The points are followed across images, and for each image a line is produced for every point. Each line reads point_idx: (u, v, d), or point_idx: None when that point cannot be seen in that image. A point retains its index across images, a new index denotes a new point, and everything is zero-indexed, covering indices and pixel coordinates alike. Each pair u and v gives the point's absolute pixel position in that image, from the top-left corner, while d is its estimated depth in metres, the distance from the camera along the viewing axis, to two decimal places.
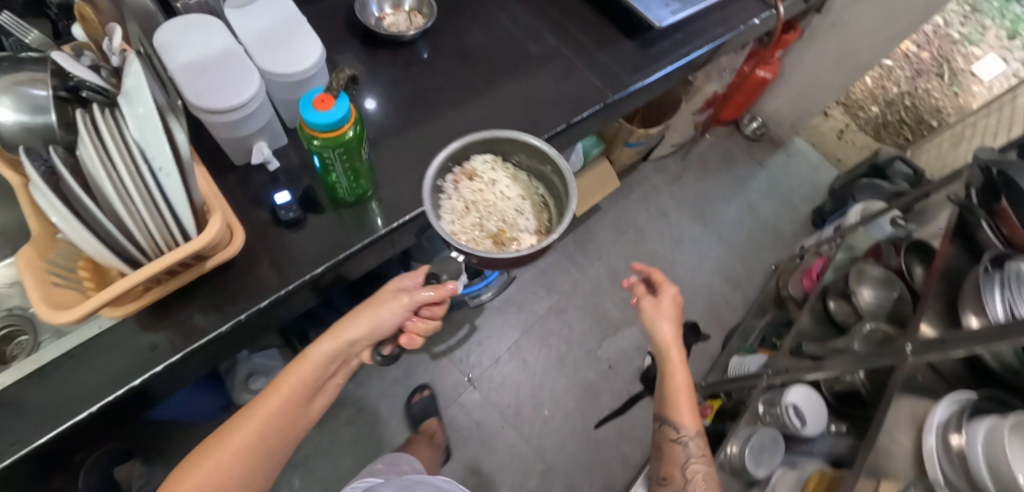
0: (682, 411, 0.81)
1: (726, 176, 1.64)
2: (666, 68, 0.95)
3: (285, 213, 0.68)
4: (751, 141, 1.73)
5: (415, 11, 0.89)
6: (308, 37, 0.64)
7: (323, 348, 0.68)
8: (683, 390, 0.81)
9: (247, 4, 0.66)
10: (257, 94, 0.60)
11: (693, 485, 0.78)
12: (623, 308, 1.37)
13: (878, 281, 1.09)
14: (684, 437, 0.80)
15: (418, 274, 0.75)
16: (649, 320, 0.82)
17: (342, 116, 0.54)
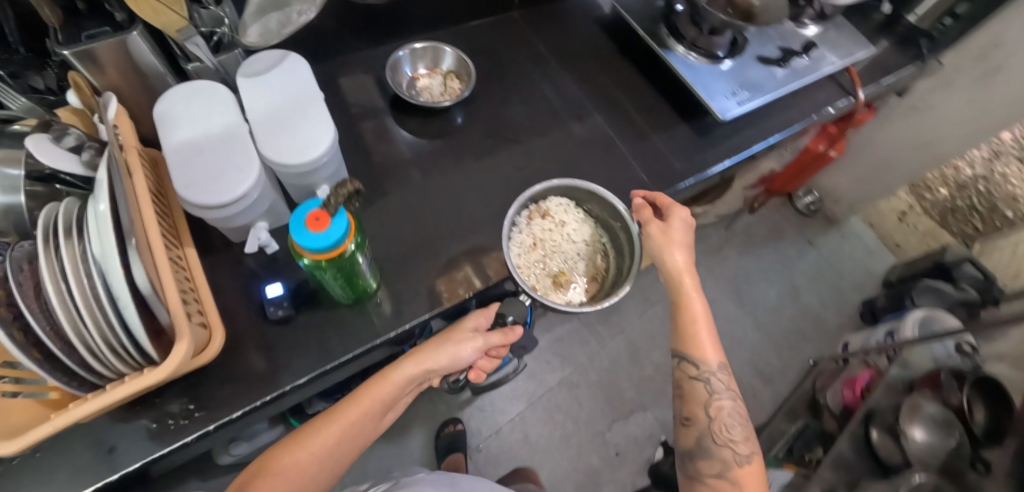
0: (700, 340, 0.62)
1: (771, 254, 1.52)
2: (723, 162, 0.85)
3: (274, 310, 0.62)
4: (802, 216, 1.60)
5: (452, 75, 0.83)
6: (323, 119, 0.57)
7: (405, 371, 0.64)
8: (701, 312, 0.62)
9: (262, 73, 0.59)
10: (256, 185, 0.54)
11: (717, 426, 0.60)
12: (640, 390, 1.27)
13: (934, 422, 0.95)
14: (705, 373, 0.61)
15: (489, 314, 0.69)
16: (653, 250, 0.64)
17: (340, 235, 0.47)
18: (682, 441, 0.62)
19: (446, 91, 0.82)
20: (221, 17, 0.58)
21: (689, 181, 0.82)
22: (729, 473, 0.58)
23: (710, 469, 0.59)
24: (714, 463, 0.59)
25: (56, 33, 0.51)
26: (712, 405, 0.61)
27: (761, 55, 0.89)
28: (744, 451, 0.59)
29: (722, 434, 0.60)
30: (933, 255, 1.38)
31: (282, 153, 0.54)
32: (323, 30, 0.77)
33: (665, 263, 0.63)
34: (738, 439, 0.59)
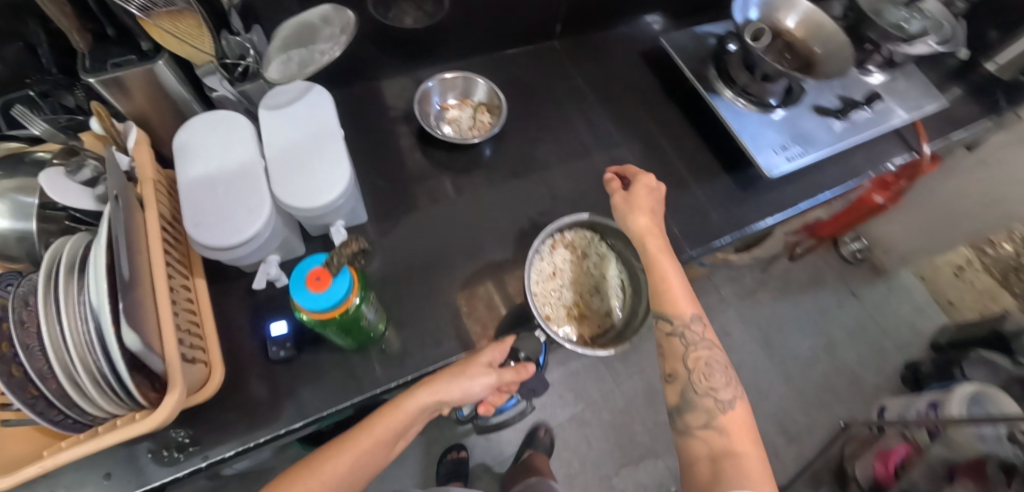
0: (671, 293, 0.59)
1: (809, 302, 1.43)
2: (765, 220, 0.79)
3: (275, 351, 0.61)
4: (846, 264, 1.50)
5: (483, 107, 0.80)
6: (341, 160, 0.55)
7: (416, 401, 0.58)
8: (668, 265, 0.61)
9: (285, 105, 0.57)
10: (266, 227, 0.52)
11: (697, 376, 0.57)
12: (654, 436, 1.21)
13: None
14: (679, 328, 0.58)
15: (506, 348, 0.62)
16: (619, 214, 0.64)
17: (342, 292, 0.45)
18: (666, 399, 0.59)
19: (477, 125, 0.80)
20: (248, 43, 0.57)
21: (725, 239, 0.76)
22: (715, 422, 0.55)
23: (696, 422, 0.55)
24: (699, 414, 0.55)
25: (84, 59, 0.50)
26: (692, 358, 0.58)
27: (819, 104, 0.82)
28: (726, 399, 0.56)
29: (703, 383, 0.57)
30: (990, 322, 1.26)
31: (294, 196, 0.52)
32: (357, 54, 0.76)
33: (633, 230, 0.63)
34: (718, 386, 0.56)
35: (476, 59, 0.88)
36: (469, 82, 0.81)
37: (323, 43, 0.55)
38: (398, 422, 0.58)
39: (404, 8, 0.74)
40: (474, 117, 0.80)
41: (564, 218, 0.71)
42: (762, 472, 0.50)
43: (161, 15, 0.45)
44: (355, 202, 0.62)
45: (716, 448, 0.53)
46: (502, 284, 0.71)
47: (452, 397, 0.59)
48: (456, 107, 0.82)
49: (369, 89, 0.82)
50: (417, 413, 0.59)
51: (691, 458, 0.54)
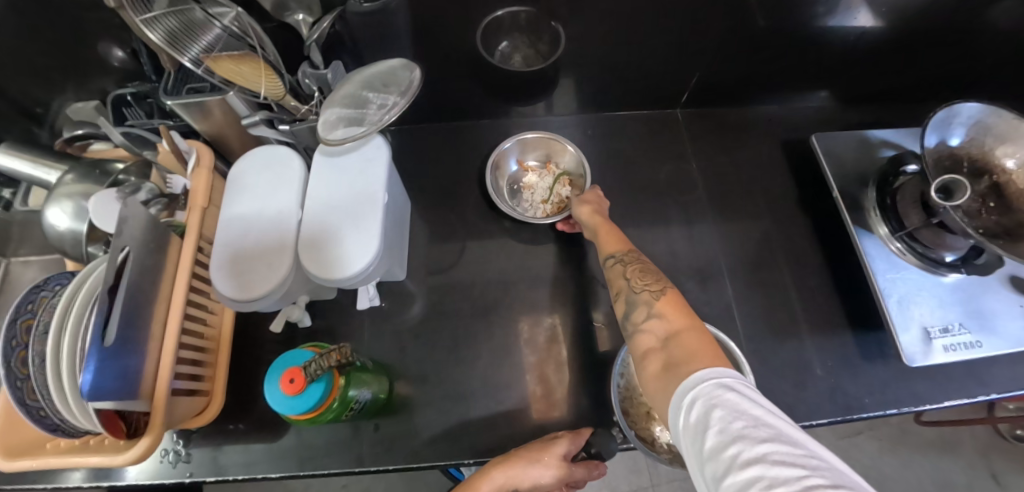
0: (603, 239, 0.56)
1: (929, 470, 1.12)
2: (887, 408, 0.60)
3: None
4: (997, 438, 1.14)
5: (563, 177, 0.72)
6: (371, 232, 0.50)
7: (492, 483, 0.51)
8: (604, 225, 0.58)
9: (338, 155, 0.54)
10: (281, 285, 0.49)
11: (630, 282, 0.49)
12: None
13: None
14: (616, 255, 0.53)
15: (582, 441, 0.54)
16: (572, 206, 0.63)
17: (316, 398, 0.43)
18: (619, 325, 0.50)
19: (549, 201, 0.72)
20: (326, 77, 0.54)
21: (821, 420, 0.59)
22: (654, 309, 0.45)
23: (637, 318, 0.46)
24: (637, 314, 0.46)
25: (168, 77, 0.50)
26: (628, 271, 0.51)
27: (1021, 276, 0.60)
28: (653, 288, 0.48)
29: (636, 283, 0.49)
30: None
31: (317, 265, 0.49)
32: (450, 93, 0.71)
33: (581, 221, 0.60)
34: (650, 281, 0.49)
35: (579, 114, 0.78)
36: (557, 146, 0.73)
37: (374, 110, 0.51)
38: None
39: (515, 43, 0.65)
40: (548, 191, 0.72)
41: None
42: (709, 346, 0.40)
43: (220, 58, 0.46)
44: (387, 266, 0.58)
45: (660, 336, 0.43)
46: (527, 385, 0.63)
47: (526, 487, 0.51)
48: (533, 174, 0.74)
49: (457, 127, 0.77)
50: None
51: (640, 357, 0.44)
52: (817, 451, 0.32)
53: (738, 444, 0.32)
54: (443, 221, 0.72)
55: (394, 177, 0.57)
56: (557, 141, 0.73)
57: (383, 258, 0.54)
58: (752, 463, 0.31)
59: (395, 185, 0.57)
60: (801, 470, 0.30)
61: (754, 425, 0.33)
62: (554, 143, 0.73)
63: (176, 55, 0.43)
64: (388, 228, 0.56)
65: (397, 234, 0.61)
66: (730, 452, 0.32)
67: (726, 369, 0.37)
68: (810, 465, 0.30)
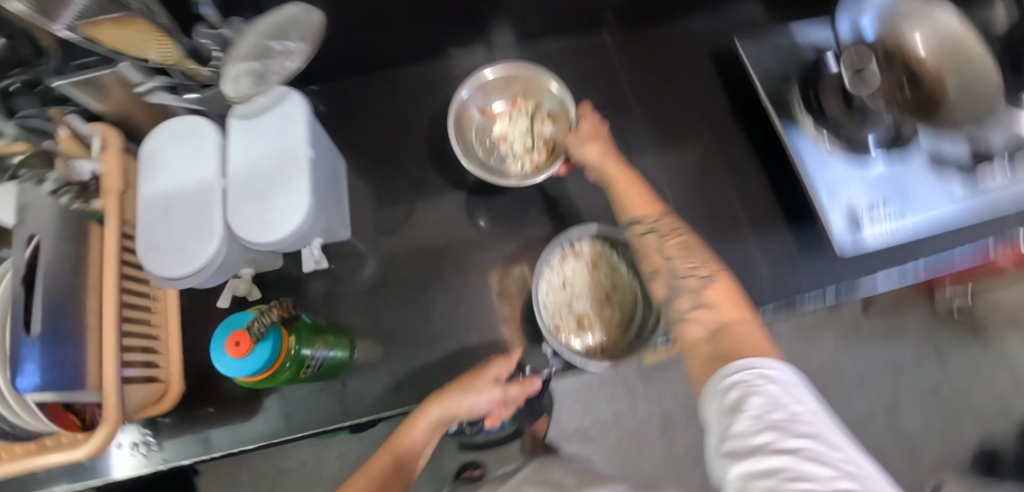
0: (628, 198, 0.56)
1: (880, 354, 1.20)
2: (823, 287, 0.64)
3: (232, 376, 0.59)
4: (937, 317, 1.23)
5: (540, 114, 0.69)
6: (302, 190, 0.49)
7: (429, 417, 0.56)
8: (617, 166, 0.58)
9: (256, 114, 0.51)
10: (218, 254, 0.49)
11: (673, 262, 0.51)
12: (660, 468, 1.13)
13: None
14: (648, 222, 0.54)
15: (512, 363, 0.60)
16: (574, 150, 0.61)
17: (265, 361, 0.44)
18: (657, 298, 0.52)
19: (534, 145, 0.69)
20: (226, 35, 0.50)
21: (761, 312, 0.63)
22: (703, 298, 0.47)
23: (682, 303, 0.48)
24: (684, 297, 0.48)
25: (49, 58, 0.47)
26: (667, 245, 0.52)
27: None
28: (706, 272, 0.49)
29: (684, 265, 0.50)
30: None
31: (252, 230, 0.48)
32: (366, 46, 0.67)
33: (589, 162, 0.60)
34: (698, 263, 0.50)
35: (508, 52, 0.76)
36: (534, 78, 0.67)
37: (286, 60, 0.48)
38: (418, 439, 0.56)
39: None
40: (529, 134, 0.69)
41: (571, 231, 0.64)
42: (760, 339, 0.41)
43: (100, 24, 0.41)
44: (325, 222, 0.57)
45: (709, 327, 0.44)
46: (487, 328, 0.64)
47: (464, 414, 0.57)
48: (506, 114, 0.70)
49: (384, 79, 0.74)
50: (432, 429, 0.57)
51: (687, 346, 0.45)
52: (854, 457, 0.32)
53: (770, 432, 0.33)
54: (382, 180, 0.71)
55: (319, 127, 0.55)
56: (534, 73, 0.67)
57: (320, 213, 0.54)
58: (782, 453, 0.32)
59: (320, 136, 0.56)
60: (832, 471, 0.31)
61: (791, 419, 0.34)
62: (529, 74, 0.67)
63: (46, 24, 0.38)
64: (319, 182, 0.55)
65: (332, 190, 0.60)
66: (760, 439, 0.33)
67: (775, 362, 0.38)
68: (844, 469, 0.31)
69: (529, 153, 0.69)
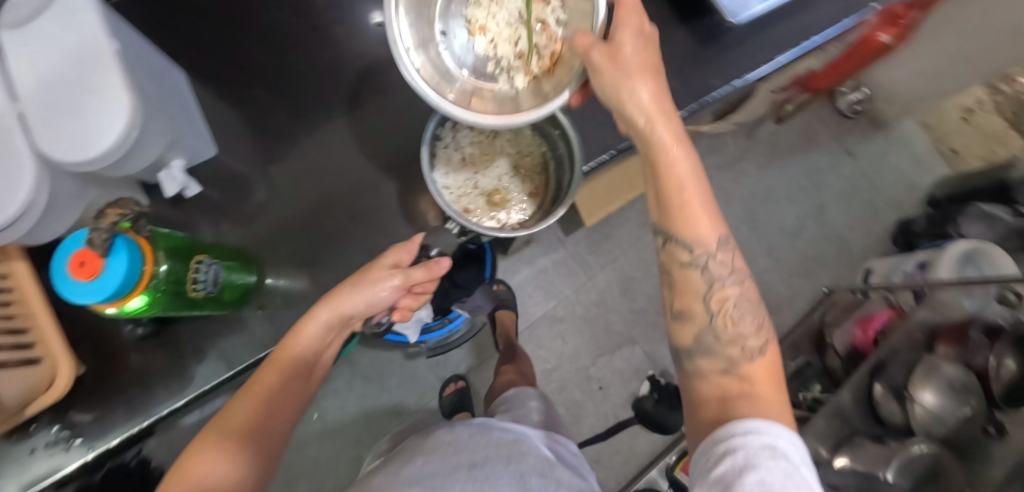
0: (689, 212, 0.48)
1: (798, 167, 1.30)
2: (733, 83, 0.70)
3: (132, 328, 0.64)
4: (842, 118, 1.33)
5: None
6: (110, 105, 0.48)
7: (318, 319, 0.59)
8: (664, 129, 0.48)
9: (32, 22, 0.50)
10: (38, 193, 0.49)
11: (721, 320, 0.48)
12: (630, 323, 1.20)
13: (948, 387, 0.85)
14: (700, 257, 0.48)
15: (412, 247, 0.62)
16: (610, 83, 0.48)
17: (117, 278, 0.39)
18: (678, 344, 0.51)
19: (537, 34, 0.59)
20: None
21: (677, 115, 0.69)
22: (738, 370, 0.46)
23: (714, 367, 0.47)
24: (720, 359, 0.47)
25: None
26: (711, 297, 0.49)
27: None
28: (755, 345, 0.47)
29: (729, 329, 0.48)
30: (995, 170, 1.17)
31: (66, 148, 0.48)
32: None
33: (638, 110, 0.49)
34: (748, 332, 0.48)
35: None
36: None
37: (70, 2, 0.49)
38: (309, 345, 0.59)
39: None
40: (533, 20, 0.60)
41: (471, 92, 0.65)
42: (781, 406, 0.42)
43: None
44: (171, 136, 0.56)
45: (731, 390, 0.45)
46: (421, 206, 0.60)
47: (356, 310, 0.61)
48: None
49: None
50: (323, 333, 0.60)
51: (700, 402, 0.46)
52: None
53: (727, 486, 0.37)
54: None
55: (130, 32, 0.53)
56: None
57: (156, 123, 0.54)
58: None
59: (137, 42, 0.54)
60: None
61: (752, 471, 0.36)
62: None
63: None
64: (148, 92, 0.54)
65: (172, 97, 0.59)
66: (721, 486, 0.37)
67: (763, 431, 0.38)
68: None
69: (530, 47, 0.59)
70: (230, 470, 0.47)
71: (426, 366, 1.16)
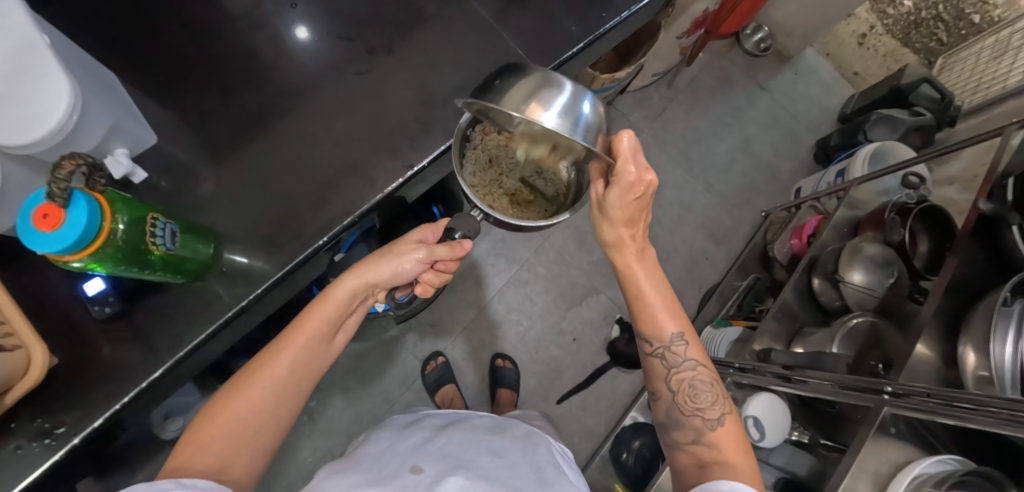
0: (651, 320, 0.65)
1: (720, 107, 1.40)
2: (621, 15, 0.74)
3: (99, 309, 0.57)
4: (752, 57, 1.45)
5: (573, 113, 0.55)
6: (55, 81, 0.49)
7: (345, 287, 0.61)
8: (635, 258, 0.64)
9: None
10: None
11: (682, 398, 0.65)
12: (592, 274, 1.28)
13: (872, 263, 0.94)
14: (660, 349, 0.65)
15: (439, 228, 0.66)
16: (594, 220, 0.65)
17: (83, 226, 0.43)
18: (659, 416, 0.68)
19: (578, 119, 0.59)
20: None
21: (577, 47, 0.72)
22: (704, 438, 0.61)
23: (685, 438, 0.62)
24: (688, 431, 0.63)
25: None
26: (674, 381, 0.66)
27: None
28: (714, 415, 0.63)
29: (689, 403, 0.64)
30: (891, 79, 1.29)
31: (5, 130, 0.47)
32: None
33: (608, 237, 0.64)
34: (705, 405, 0.63)
35: None
36: (569, 99, 0.53)
37: None
38: (332, 312, 0.61)
39: None
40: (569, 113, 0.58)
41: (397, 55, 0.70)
42: (741, 450, 0.59)
43: None
44: (113, 117, 0.56)
45: (696, 456, 0.60)
46: (357, 160, 0.65)
47: (381, 278, 0.63)
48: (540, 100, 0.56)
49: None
50: (347, 300, 0.62)
51: (681, 469, 0.62)
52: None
53: None
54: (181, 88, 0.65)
55: (48, 24, 0.53)
56: (566, 104, 0.52)
57: (94, 103, 0.54)
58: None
59: (55, 33, 0.53)
60: None
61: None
62: (557, 94, 0.53)
63: None
64: (79, 77, 0.54)
65: (110, 85, 0.59)
66: None
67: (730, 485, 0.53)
68: None
69: None
70: (255, 417, 0.55)
71: (404, 349, 1.19)
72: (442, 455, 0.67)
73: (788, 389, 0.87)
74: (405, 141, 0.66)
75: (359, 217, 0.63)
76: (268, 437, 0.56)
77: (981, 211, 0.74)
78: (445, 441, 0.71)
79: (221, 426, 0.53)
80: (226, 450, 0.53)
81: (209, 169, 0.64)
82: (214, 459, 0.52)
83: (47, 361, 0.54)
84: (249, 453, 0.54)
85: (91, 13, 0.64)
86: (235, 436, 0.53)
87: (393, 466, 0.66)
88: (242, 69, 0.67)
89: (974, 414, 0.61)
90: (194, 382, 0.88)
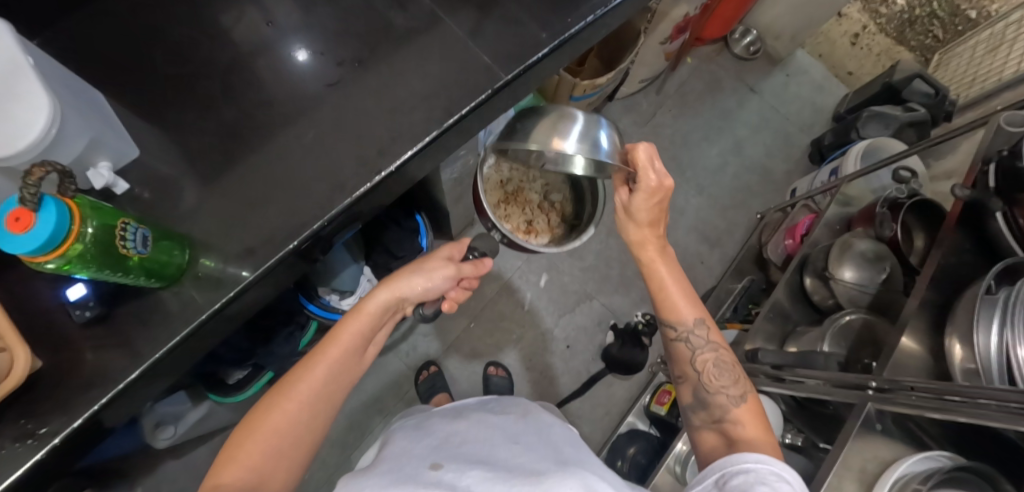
0: (675, 306, 0.71)
1: (710, 112, 1.40)
2: (586, 19, 0.75)
3: (80, 313, 0.58)
4: (742, 61, 1.45)
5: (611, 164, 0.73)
6: (38, 95, 0.52)
7: (379, 301, 0.62)
8: (657, 254, 0.71)
9: None
10: None
11: (707, 377, 0.69)
12: (584, 279, 1.28)
13: (865, 259, 0.92)
14: (684, 333, 0.71)
15: (463, 245, 0.70)
16: (621, 222, 0.72)
17: (54, 226, 0.46)
18: (683, 399, 0.71)
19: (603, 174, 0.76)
20: None
21: (543, 51, 0.72)
22: (729, 416, 0.65)
23: (711, 415, 0.67)
24: (714, 410, 0.67)
25: None
26: (699, 363, 0.70)
27: None
28: (736, 393, 0.67)
29: (714, 382, 0.68)
30: (883, 76, 1.28)
31: None
32: None
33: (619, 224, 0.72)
34: (728, 383, 0.68)
35: None
36: (583, 129, 0.70)
37: None
38: (366, 325, 0.62)
39: None
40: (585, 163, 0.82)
41: (369, 65, 0.72)
42: (764, 431, 0.63)
43: None
44: (94, 131, 0.59)
45: (719, 434, 0.65)
46: (325, 167, 0.66)
47: (413, 292, 0.65)
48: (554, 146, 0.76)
49: (126, 17, 0.70)
50: (380, 313, 0.63)
51: (709, 449, 0.65)
52: (782, 470, 0.55)
53: (740, 474, 0.54)
54: (164, 106, 0.68)
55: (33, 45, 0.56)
56: (581, 133, 0.69)
57: (73, 118, 0.56)
58: (738, 473, 0.55)
59: (40, 54, 0.57)
60: (781, 483, 0.53)
61: (757, 462, 0.55)
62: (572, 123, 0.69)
63: None
64: (59, 94, 0.56)
65: (93, 103, 0.62)
66: (736, 478, 0.54)
67: (753, 454, 0.56)
68: (774, 481, 0.53)
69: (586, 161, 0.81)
70: (291, 430, 0.56)
71: (396, 357, 1.19)
72: (463, 456, 0.66)
73: (778, 390, 0.85)
74: (374, 147, 0.67)
75: (330, 220, 0.64)
76: (303, 450, 0.57)
77: (962, 200, 0.73)
78: (463, 442, 0.70)
79: (264, 439, 0.54)
80: (264, 464, 0.54)
81: (188, 181, 0.66)
82: (252, 475, 0.52)
83: (31, 362, 0.54)
84: (286, 466, 0.55)
85: (78, 37, 0.68)
86: (274, 450, 0.54)
87: (412, 466, 0.65)
88: (220, 85, 0.70)
89: (966, 406, 0.58)
90: (185, 391, 0.90)
